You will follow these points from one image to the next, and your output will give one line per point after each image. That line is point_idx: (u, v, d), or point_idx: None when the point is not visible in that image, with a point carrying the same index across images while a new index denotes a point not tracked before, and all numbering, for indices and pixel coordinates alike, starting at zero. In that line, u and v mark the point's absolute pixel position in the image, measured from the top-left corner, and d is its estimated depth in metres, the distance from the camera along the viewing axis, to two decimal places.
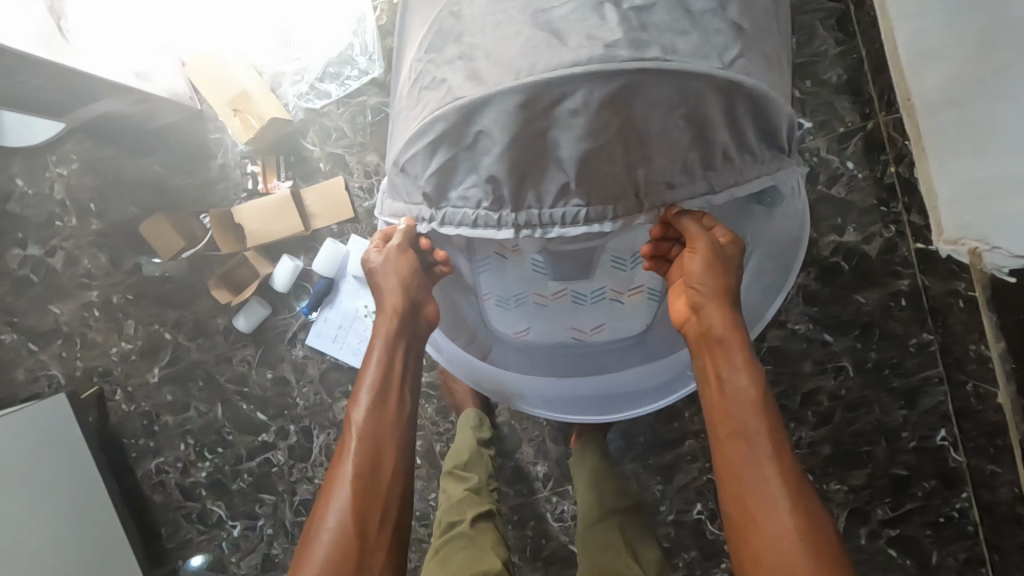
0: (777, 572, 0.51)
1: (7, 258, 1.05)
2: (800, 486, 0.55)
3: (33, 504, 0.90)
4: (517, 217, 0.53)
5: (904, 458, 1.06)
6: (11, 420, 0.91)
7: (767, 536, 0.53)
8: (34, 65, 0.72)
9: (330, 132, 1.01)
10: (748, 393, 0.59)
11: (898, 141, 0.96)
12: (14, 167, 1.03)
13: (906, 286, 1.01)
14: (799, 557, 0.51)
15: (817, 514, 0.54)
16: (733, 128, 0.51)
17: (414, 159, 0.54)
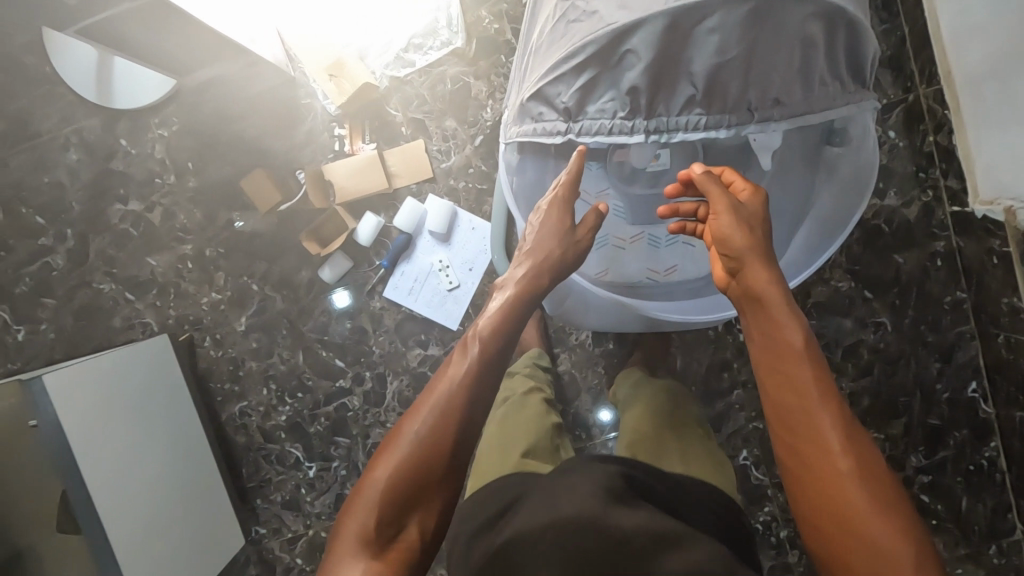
0: (842, 516, 0.54)
1: (109, 213, 1.14)
2: (852, 433, 0.57)
3: (152, 428, 0.97)
4: (649, 124, 0.62)
5: (938, 409, 1.14)
6: (130, 352, 0.98)
7: (828, 484, 0.55)
8: (175, 22, 0.81)
9: (412, 99, 1.09)
10: (790, 338, 0.61)
11: (937, 112, 1.04)
12: (120, 128, 1.12)
13: (942, 247, 1.10)
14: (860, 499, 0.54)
15: (870, 458, 0.56)
16: (831, 58, 0.58)
17: (560, 78, 0.62)
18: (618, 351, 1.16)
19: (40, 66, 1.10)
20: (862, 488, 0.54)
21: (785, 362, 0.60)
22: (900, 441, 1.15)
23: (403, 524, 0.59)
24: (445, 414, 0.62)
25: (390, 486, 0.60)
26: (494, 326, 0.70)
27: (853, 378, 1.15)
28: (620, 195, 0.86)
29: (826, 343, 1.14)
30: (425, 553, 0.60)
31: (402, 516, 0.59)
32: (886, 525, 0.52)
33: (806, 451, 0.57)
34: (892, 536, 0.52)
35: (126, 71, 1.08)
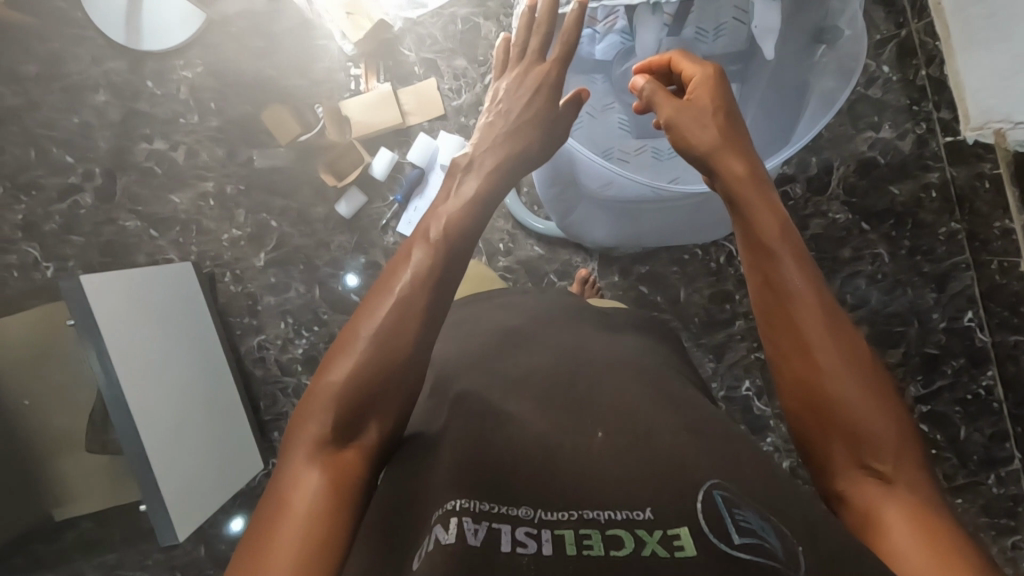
0: (850, 424, 0.52)
1: (135, 152, 1.20)
2: (852, 341, 0.54)
3: (181, 345, 1.02)
4: None
5: (935, 338, 1.18)
6: (159, 272, 1.04)
7: (834, 394, 0.53)
8: None
9: (424, 39, 1.15)
10: (770, 225, 0.58)
11: (928, 45, 1.09)
12: (146, 70, 1.17)
13: (935, 178, 1.13)
14: (864, 404, 0.52)
15: (869, 361, 0.54)
16: None
17: None
18: (623, 285, 1.20)
19: (71, 11, 1.16)
20: (849, 389, 0.52)
21: (769, 253, 0.57)
22: (899, 370, 1.19)
23: (361, 425, 0.54)
24: (404, 311, 0.56)
25: (343, 386, 0.53)
26: (465, 212, 0.63)
27: (852, 308, 1.19)
28: (624, 108, 0.90)
29: (825, 274, 1.18)
30: (378, 461, 0.55)
31: (358, 418, 0.54)
32: (885, 425, 0.51)
33: (789, 343, 0.55)
34: (890, 432, 0.51)
35: (153, 13, 1.14)
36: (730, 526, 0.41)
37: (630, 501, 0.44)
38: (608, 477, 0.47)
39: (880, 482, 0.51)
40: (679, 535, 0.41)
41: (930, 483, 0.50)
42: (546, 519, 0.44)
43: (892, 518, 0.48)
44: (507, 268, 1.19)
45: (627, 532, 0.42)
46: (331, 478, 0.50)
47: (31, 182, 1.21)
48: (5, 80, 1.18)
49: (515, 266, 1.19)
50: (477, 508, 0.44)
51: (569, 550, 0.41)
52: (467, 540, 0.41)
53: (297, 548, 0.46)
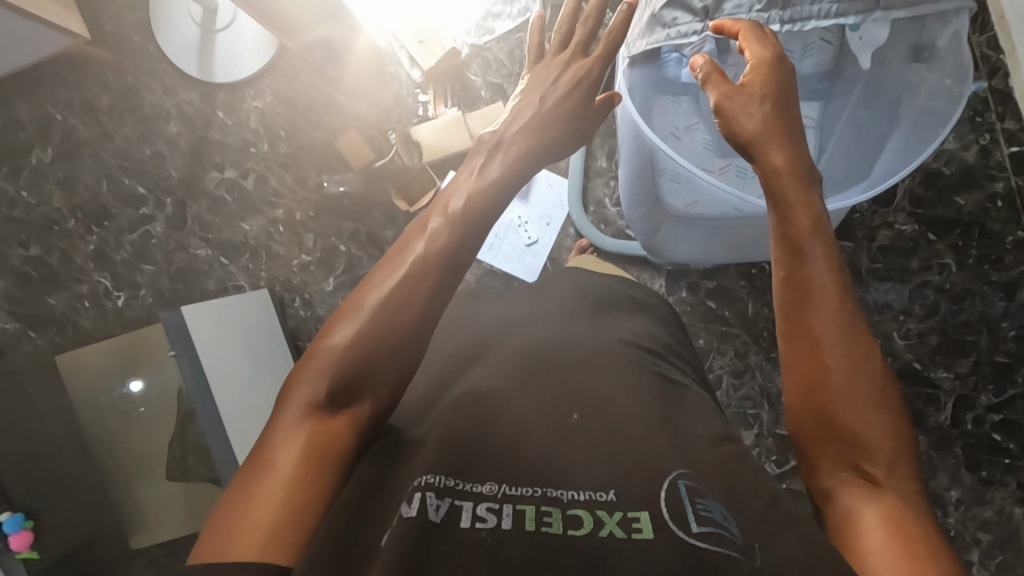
0: (846, 417, 0.58)
1: (205, 180, 1.22)
2: (863, 347, 0.59)
3: (271, 368, 1.02)
4: (784, 14, 0.71)
5: (1006, 347, 1.18)
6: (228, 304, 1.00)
7: (841, 392, 0.58)
8: None
9: (491, 64, 1.17)
10: (804, 221, 0.61)
11: (991, 58, 1.10)
12: (217, 101, 1.20)
13: (1001, 188, 1.15)
14: (865, 404, 0.58)
15: (876, 369, 0.59)
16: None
17: None
18: (690, 301, 1.21)
19: (145, 45, 1.19)
20: (858, 395, 0.58)
21: (801, 250, 0.61)
22: (970, 380, 1.19)
23: (356, 396, 0.58)
24: (405, 296, 0.60)
25: (339, 355, 0.58)
26: (484, 190, 0.65)
27: (920, 318, 1.20)
28: (709, 128, 0.91)
29: (893, 285, 1.20)
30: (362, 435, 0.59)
31: (351, 392, 0.58)
32: (876, 426, 0.57)
33: (795, 331, 0.61)
34: (882, 433, 0.57)
35: (225, 46, 1.16)
36: (690, 514, 0.51)
37: (594, 485, 0.53)
38: (575, 467, 0.55)
39: (866, 491, 0.57)
40: (639, 518, 0.50)
41: (916, 496, 0.56)
42: (509, 496, 0.52)
43: (869, 526, 0.55)
44: None
45: (587, 515, 0.51)
46: (315, 446, 0.55)
47: (105, 212, 1.23)
48: (79, 113, 1.21)
49: None
50: (443, 484, 0.52)
51: (529, 526, 0.49)
52: (429, 515, 0.49)
53: (278, 505, 0.52)
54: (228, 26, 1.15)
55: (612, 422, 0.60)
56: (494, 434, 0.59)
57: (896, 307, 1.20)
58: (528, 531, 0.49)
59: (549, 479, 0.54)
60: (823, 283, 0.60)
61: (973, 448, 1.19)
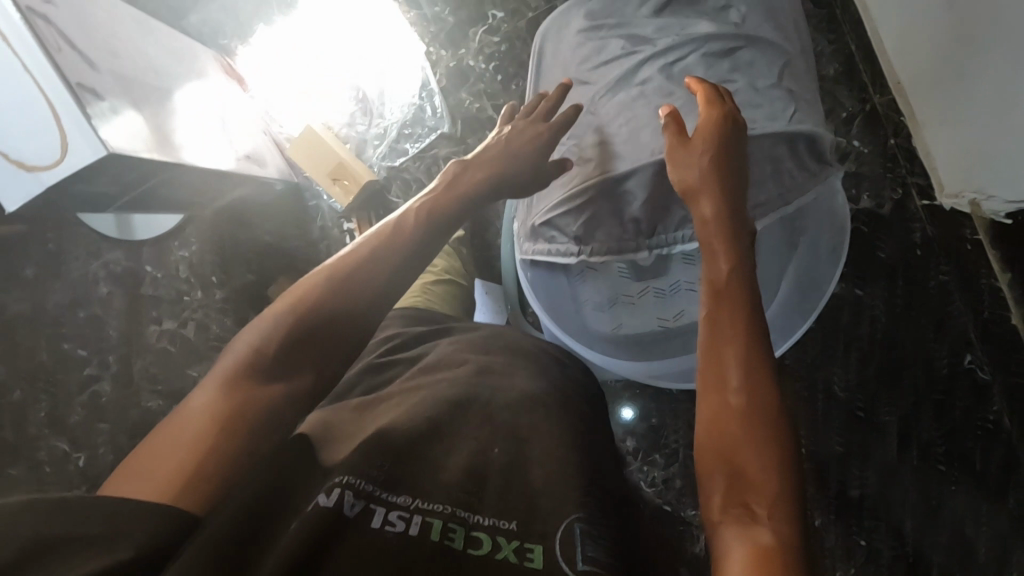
0: (734, 389, 0.52)
1: (145, 334, 1.22)
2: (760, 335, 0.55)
3: None
4: (650, 243, 0.74)
5: (940, 382, 1.22)
6: None
7: (732, 368, 0.53)
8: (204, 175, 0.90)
9: (410, 184, 1.17)
10: (724, 206, 0.61)
11: (895, 118, 1.12)
12: (145, 257, 1.21)
13: (919, 237, 1.18)
14: (757, 395, 0.52)
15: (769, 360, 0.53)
16: (797, 143, 0.71)
17: (568, 214, 0.76)
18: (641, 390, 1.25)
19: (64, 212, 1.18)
20: (749, 377, 0.52)
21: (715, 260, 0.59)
22: (910, 416, 1.23)
23: (274, 380, 0.60)
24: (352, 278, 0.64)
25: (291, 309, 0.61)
26: (444, 199, 0.72)
27: (860, 366, 1.24)
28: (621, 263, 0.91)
29: (830, 337, 1.25)
30: (287, 414, 0.60)
31: (274, 375, 0.60)
32: (764, 415, 0.51)
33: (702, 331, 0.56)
34: (767, 441, 0.50)
35: None
36: (580, 553, 0.53)
37: (502, 512, 0.57)
38: (475, 501, 0.58)
39: (745, 527, 0.48)
40: (532, 549, 0.54)
41: (791, 517, 0.47)
42: (422, 507, 0.56)
43: (736, 563, 0.46)
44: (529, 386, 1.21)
45: (487, 536, 0.55)
46: (212, 424, 0.56)
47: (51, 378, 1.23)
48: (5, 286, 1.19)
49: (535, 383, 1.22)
50: (364, 488, 0.56)
51: (433, 537, 0.54)
52: (343, 509, 0.53)
53: (170, 473, 0.52)
54: None
55: (523, 479, 0.60)
56: (410, 475, 0.60)
57: (835, 358, 1.25)
58: (432, 541, 0.53)
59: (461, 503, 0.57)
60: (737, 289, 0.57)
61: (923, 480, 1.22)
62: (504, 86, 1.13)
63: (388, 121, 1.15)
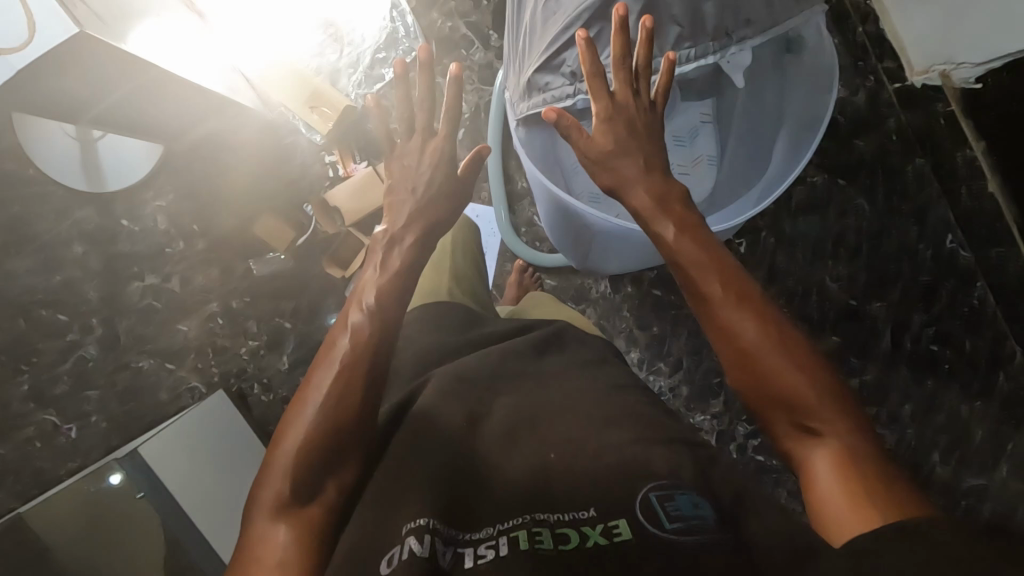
0: (714, 306, 0.66)
1: (128, 292, 1.16)
2: (700, 242, 0.70)
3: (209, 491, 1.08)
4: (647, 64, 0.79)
5: (926, 268, 1.26)
6: (192, 423, 1.13)
7: (695, 276, 0.68)
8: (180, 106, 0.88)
9: (389, 111, 1.15)
10: (621, 125, 0.74)
11: (858, 7, 1.21)
12: (117, 210, 1.14)
13: (894, 125, 1.22)
14: (719, 293, 0.67)
15: (721, 260, 0.69)
16: None
17: (566, 48, 0.80)
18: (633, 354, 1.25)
19: (23, 169, 1.11)
20: (714, 282, 0.67)
21: (674, 251, 0.70)
22: (901, 305, 1.27)
23: (319, 490, 0.63)
24: (348, 373, 0.67)
25: (296, 463, 0.63)
26: (389, 282, 0.75)
27: (849, 261, 1.25)
28: None
29: (819, 234, 1.25)
30: (348, 501, 0.65)
31: (316, 476, 0.64)
32: (734, 315, 0.66)
33: (687, 259, 0.69)
34: (740, 319, 0.65)
35: (113, 152, 1.11)
36: (664, 514, 0.56)
37: (571, 506, 0.58)
38: (558, 478, 0.61)
39: (814, 442, 0.62)
40: (618, 525, 0.55)
41: (849, 426, 0.62)
42: (504, 529, 0.56)
43: (821, 471, 0.60)
44: None
45: (573, 531, 0.55)
46: (296, 530, 0.61)
47: (29, 348, 1.16)
48: None
49: None
50: (433, 524, 0.55)
51: (523, 547, 0.53)
52: (417, 553, 0.52)
53: None
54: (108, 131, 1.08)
55: (575, 447, 0.65)
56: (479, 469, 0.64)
57: (826, 253, 1.25)
58: (525, 551, 0.53)
59: (530, 506, 0.58)
60: (760, 342, 0.64)
61: (914, 363, 1.29)
62: (475, 5, 1.17)
63: (361, 47, 1.14)
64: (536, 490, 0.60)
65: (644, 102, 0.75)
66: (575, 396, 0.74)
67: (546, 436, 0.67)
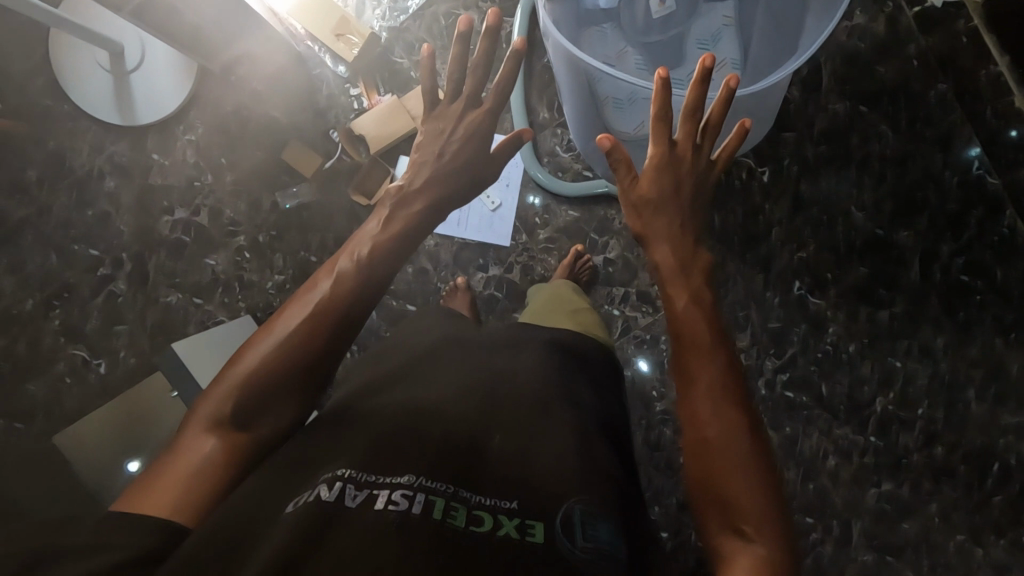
0: (699, 370, 0.71)
1: (159, 226, 1.19)
2: (708, 314, 0.74)
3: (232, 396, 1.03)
4: None
5: (954, 195, 1.24)
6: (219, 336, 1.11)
7: (692, 340, 0.73)
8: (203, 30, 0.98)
9: (413, 43, 1.18)
10: (666, 177, 0.78)
11: None
12: (150, 145, 1.17)
13: (914, 50, 1.23)
14: (713, 364, 0.71)
15: (722, 341, 0.73)
16: None
17: None
18: (650, 340, 1.23)
19: (60, 107, 1.15)
20: (712, 356, 0.71)
21: (675, 312, 0.75)
22: (929, 234, 1.25)
23: (257, 422, 0.70)
24: (318, 318, 0.73)
25: (247, 380, 0.69)
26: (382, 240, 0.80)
27: (872, 189, 1.25)
28: (636, 48, 0.99)
29: (841, 163, 1.25)
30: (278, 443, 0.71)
31: (261, 412, 0.70)
32: (716, 384, 0.70)
33: (687, 320, 0.74)
34: (719, 393, 0.70)
35: (142, 85, 1.13)
36: (580, 535, 0.59)
37: (496, 494, 0.61)
38: (499, 461, 0.66)
39: (740, 542, 0.65)
40: (534, 524, 0.58)
41: (777, 538, 0.64)
42: (423, 486, 0.58)
43: (740, 563, 0.63)
44: (548, 241, 1.24)
45: (488, 516, 0.58)
46: (219, 448, 0.67)
47: (62, 283, 1.18)
48: (11, 193, 1.17)
49: (554, 237, 1.24)
50: (361, 478, 0.59)
51: (437, 515, 0.56)
52: (344, 501, 0.56)
53: (175, 481, 0.64)
54: (139, 67, 1.12)
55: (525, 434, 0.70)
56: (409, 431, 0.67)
57: (849, 182, 1.25)
58: (435, 520, 0.55)
59: (459, 482, 0.61)
60: (726, 430, 0.68)
61: (946, 294, 1.26)
62: None
63: None
64: (462, 461, 0.64)
65: (702, 159, 0.80)
66: (528, 386, 0.77)
67: (484, 424, 0.71)
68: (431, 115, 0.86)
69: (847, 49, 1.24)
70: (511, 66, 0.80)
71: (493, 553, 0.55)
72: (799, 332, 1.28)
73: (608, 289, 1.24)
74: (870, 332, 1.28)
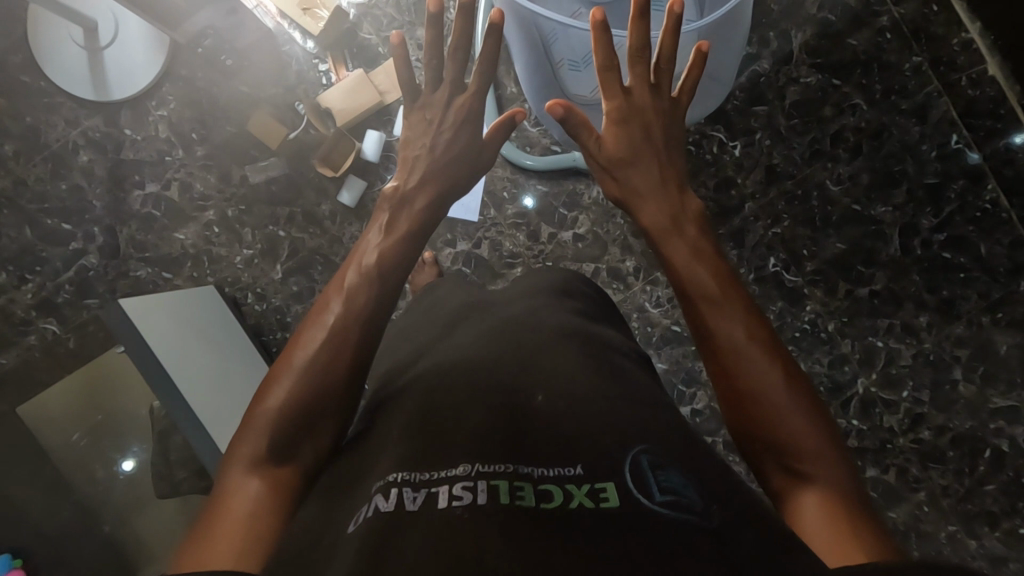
0: (721, 332, 0.67)
1: (130, 201, 1.20)
2: (716, 264, 0.71)
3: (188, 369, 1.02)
4: None
5: (933, 167, 1.21)
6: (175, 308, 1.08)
7: (705, 300, 0.69)
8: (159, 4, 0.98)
9: (381, 19, 1.20)
10: (640, 123, 0.76)
11: None
12: (123, 120, 1.19)
13: (887, 21, 1.21)
14: (735, 322, 0.67)
15: (735, 290, 0.69)
16: None
17: None
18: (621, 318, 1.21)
19: (35, 82, 1.17)
20: (730, 309, 0.68)
21: (677, 269, 0.71)
22: (908, 208, 1.22)
23: (296, 449, 0.66)
24: (337, 331, 0.70)
25: (279, 412, 0.66)
26: (390, 245, 0.78)
27: (848, 162, 1.23)
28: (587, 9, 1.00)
29: (815, 136, 1.23)
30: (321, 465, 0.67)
31: (297, 436, 0.66)
32: (742, 338, 0.66)
33: (695, 274, 0.70)
34: (748, 344, 0.66)
35: (115, 61, 1.15)
36: (654, 485, 0.51)
37: (557, 462, 0.53)
38: (545, 413, 0.59)
39: (801, 483, 0.61)
40: (605, 489, 0.50)
41: (839, 466, 0.61)
42: (482, 472, 0.50)
43: (808, 501, 0.60)
44: (518, 216, 1.24)
45: (557, 489, 0.50)
46: (265, 487, 0.63)
47: (35, 257, 1.20)
48: None
49: (523, 212, 1.24)
50: (415, 478, 0.51)
51: (504, 500, 0.48)
52: (406, 507, 0.48)
53: (229, 536, 0.59)
54: (114, 41, 1.15)
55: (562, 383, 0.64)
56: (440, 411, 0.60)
57: (824, 155, 1.23)
58: (504, 504, 0.47)
59: (515, 453, 0.53)
60: (767, 377, 0.64)
61: (928, 271, 1.22)
62: None
63: None
64: (512, 421, 0.58)
65: (663, 99, 0.78)
66: (550, 335, 0.72)
67: (524, 386, 0.63)
68: (416, 107, 0.84)
69: (819, 21, 1.23)
70: (491, 41, 0.80)
71: (573, 526, 0.47)
72: (775, 309, 1.25)
73: (578, 265, 1.22)
74: (850, 309, 1.24)
